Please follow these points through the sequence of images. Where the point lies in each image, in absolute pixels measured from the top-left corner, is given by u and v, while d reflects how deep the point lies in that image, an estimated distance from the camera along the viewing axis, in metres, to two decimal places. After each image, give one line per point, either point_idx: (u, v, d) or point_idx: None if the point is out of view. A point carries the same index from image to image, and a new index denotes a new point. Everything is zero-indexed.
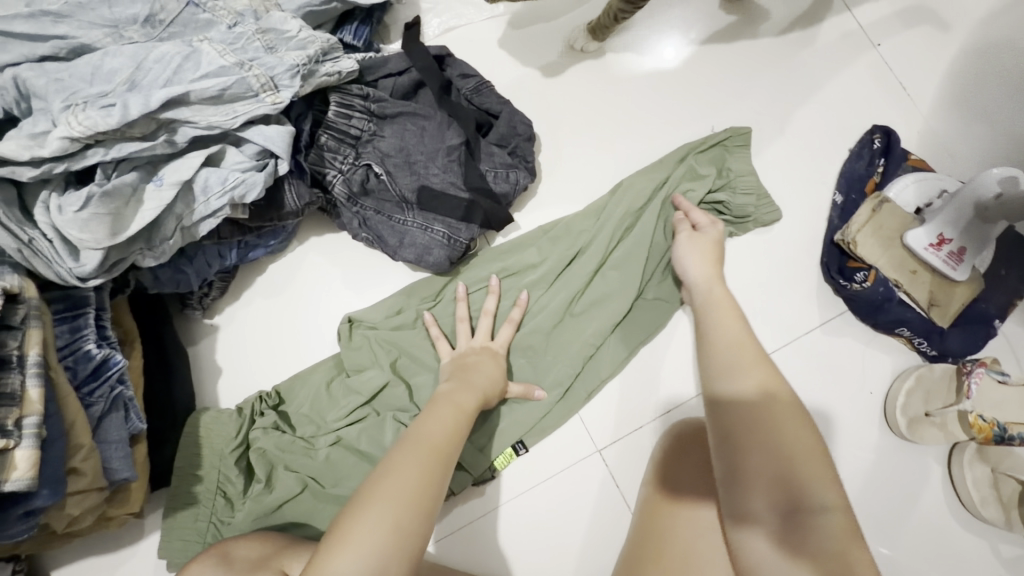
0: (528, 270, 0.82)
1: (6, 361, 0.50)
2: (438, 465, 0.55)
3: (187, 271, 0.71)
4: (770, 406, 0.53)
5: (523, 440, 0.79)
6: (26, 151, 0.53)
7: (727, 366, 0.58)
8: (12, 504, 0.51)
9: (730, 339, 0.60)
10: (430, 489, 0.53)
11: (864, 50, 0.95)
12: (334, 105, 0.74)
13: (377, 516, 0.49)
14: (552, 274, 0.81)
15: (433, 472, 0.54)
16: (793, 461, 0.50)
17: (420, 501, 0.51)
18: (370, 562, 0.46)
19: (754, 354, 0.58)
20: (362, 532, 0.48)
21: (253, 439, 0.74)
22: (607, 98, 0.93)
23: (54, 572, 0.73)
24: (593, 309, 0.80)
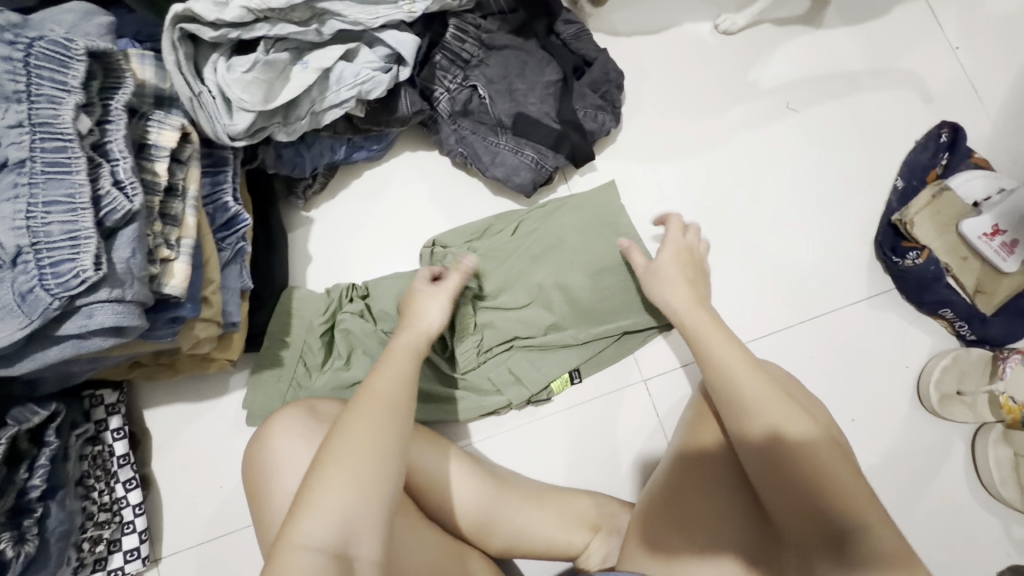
0: (585, 223, 0.87)
1: (173, 189, 0.59)
2: (385, 417, 0.53)
3: (305, 156, 0.79)
4: (807, 448, 0.55)
5: (579, 369, 0.86)
6: (212, 13, 0.61)
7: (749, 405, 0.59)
8: (161, 309, 0.59)
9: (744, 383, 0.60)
10: (383, 445, 0.52)
11: (943, 51, 1.01)
12: (451, 29, 0.81)
13: (340, 479, 0.49)
14: (596, 233, 0.87)
15: (380, 425, 0.53)
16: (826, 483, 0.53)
17: (377, 470, 0.50)
18: (333, 519, 0.47)
19: (766, 389, 0.59)
20: (327, 494, 0.48)
21: (339, 319, 0.82)
22: (695, 64, 0.99)
23: (151, 407, 0.83)
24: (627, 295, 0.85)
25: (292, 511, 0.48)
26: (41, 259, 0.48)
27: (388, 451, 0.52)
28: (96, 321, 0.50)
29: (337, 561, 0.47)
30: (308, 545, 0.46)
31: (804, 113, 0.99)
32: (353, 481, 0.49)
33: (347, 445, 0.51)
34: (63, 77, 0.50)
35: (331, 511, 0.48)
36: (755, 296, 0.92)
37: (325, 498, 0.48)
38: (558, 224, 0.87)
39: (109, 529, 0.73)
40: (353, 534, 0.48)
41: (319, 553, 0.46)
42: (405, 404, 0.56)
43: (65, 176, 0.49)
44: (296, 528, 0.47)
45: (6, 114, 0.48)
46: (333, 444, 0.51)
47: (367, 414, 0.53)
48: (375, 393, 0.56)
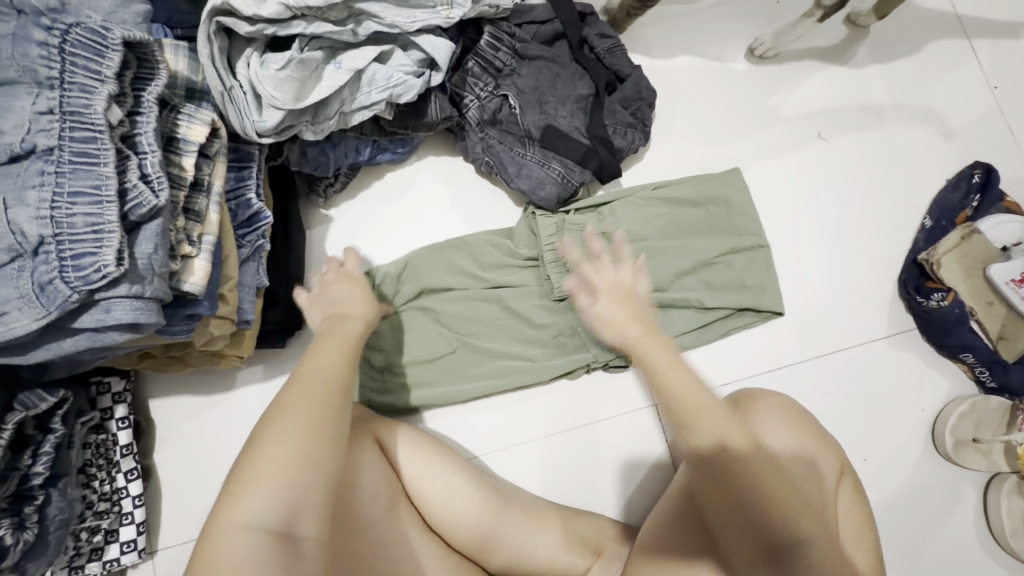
0: (692, 219, 0.88)
1: (198, 184, 0.58)
2: (331, 401, 0.53)
3: (329, 156, 0.78)
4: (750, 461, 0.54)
5: None
6: (251, 8, 0.60)
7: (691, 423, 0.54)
8: (178, 305, 0.58)
9: (685, 392, 0.53)
10: (324, 424, 0.50)
11: (981, 91, 1.01)
12: (486, 36, 0.80)
13: (278, 455, 0.48)
14: (707, 225, 0.88)
15: (329, 405, 0.52)
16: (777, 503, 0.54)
17: (316, 449, 0.49)
18: (277, 500, 0.46)
19: (712, 408, 0.54)
20: (266, 471, 0.47)
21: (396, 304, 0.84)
22: (729, 86, 0.98)
23: (156, 397, 0.82)
24: (732, 291, 0.86)
25: (228, 490, 0.47)
26: (63, 251, 0.47)
27: (329, 430, 0.51)
28: (113, 316, 0.49)
29: (280, 542, 0.46)
30: (251, 526, 0.45)
31: (834, 142, 0.97)
32: (291, 461, 0.48)
33: (288, 424, 0.49)
34: (97, 65, 0.49)
35: (271, 490, 0.46)
36: (771, 325, 0.90)
37: (261, 477, 0.47)
38: (672, 210, 0.88)
39: (108, 519, 0.72)
40: (298, 516, 0.47)
41: (260, 534, 0.45)
42: (342, 380, 0.55)
43: (92, 167, 0.48)
44: (234, 510, 0.45)
45: (37, 100, 0.48)
46: (275, 419, 0.49)
47: (307, 392, 0.52)
48: (312, 371, 0.54)
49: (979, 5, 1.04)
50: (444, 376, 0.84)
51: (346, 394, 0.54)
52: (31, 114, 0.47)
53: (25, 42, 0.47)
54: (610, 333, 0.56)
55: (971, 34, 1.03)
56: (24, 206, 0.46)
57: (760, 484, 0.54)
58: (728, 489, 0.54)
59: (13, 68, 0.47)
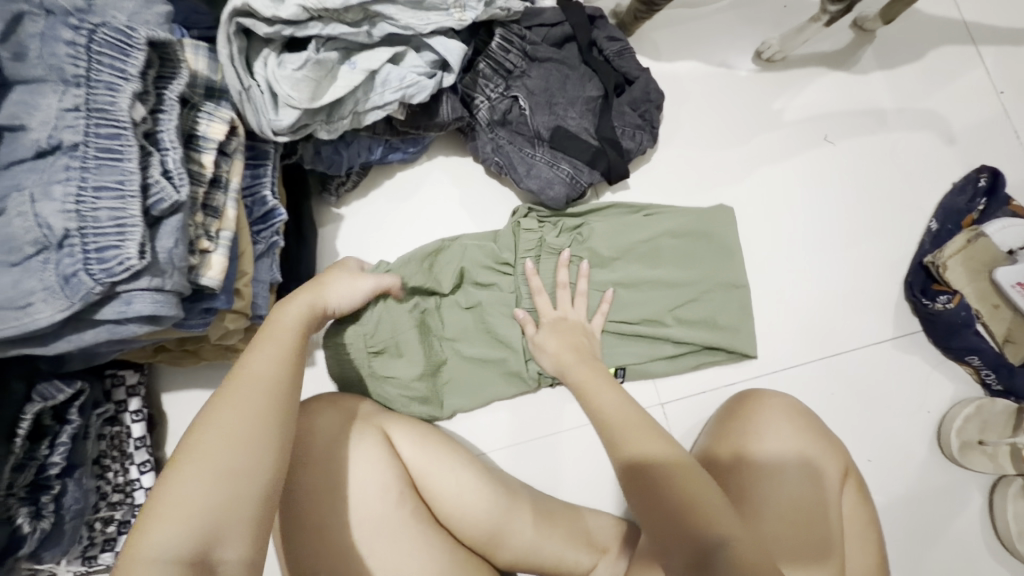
0: (677, 251, 0.88)
1: (216, 180, 0.60)
2: (267, 407, 0.51)
3: (343, 155, 0.79)
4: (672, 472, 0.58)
5: (623, 372, 0.85)
6: (270, 9, 0.61)
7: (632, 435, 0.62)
8: (195, 299, 0.59)
9: (610, 411, 0.66)
10: (244, 439, 0.48)
11: (987, 95, 1.01)
12: (497, 38, 0.81)
13: (196, 476, 0.45)
14: (690, 256, 0.87)
15: (263, 412, 0.51)
16: (700, 514, 0.55)
17: (239, 462, 0.47)
18: (195, 521, 0.44)
19: (638, 422, 0.64)
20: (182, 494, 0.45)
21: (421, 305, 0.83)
22: (735, 89, 0.99)
23: (169, 391, 0.83)
24: (703, 325, 0.86)
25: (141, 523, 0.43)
26: (87, 244, 0.48)
27: (254, 443, 0.49)
28: (134, 308, 0.51)
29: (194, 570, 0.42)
30: (159, 560, 0.42)
31: (840, 146, 0.98)
32: (210, 480, 0.45)
33: (213, 435, 0.48)
34: (122, 64, 0.50)
35: (187, 515, 0.44)
36: (776, 326, 0.91)
37: (177, 501, 0.44)
38: (657, 236, 0.88)
39: (120, 510, 0.73)
40: (218, 536, 0.44)
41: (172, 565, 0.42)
42: (275, 389, 0.53)
43: (116, 163, 0.49)
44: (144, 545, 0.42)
45: (64, 97, 0.49)
46: (199, 432, 0.48)
47: (239, 399, 0.51)
48: (242, 383, 0.52)
49: (986, 12, 1.05)
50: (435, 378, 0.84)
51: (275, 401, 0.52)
52: (57, 110, 0.49)
53: (54, 41, 0.49)
54: (547, 360, 0.78)
55: (978, 41, 1.03)
56: (50, 200, 0.48)
57: (679, 488, 0.57)
58: (649, 500, 0.57)
59: (41, 67, 0.49)
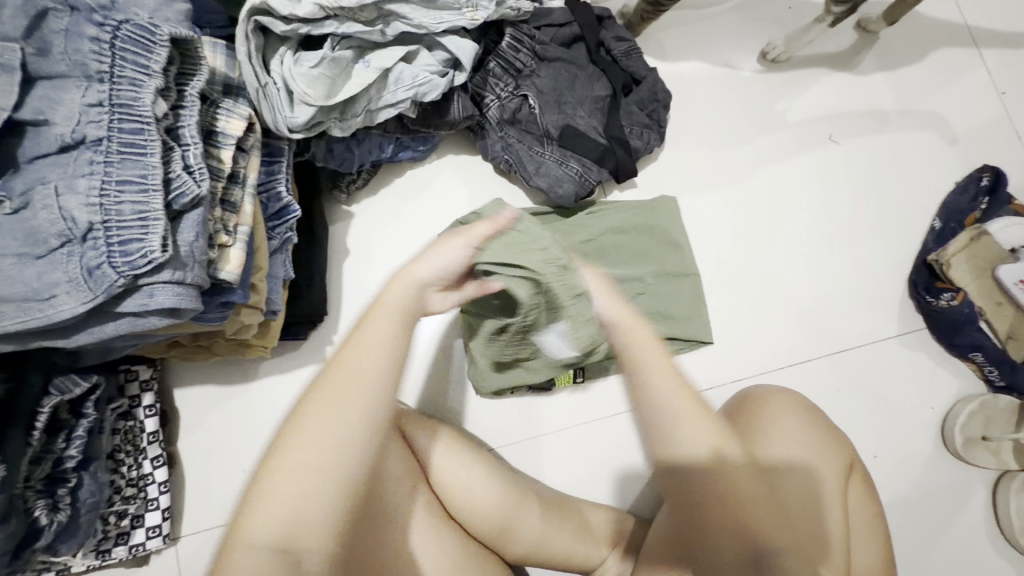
0: (630, 247, 0.89)
1: (234, 176, 0.60)
2: (358, 411, 0.45)
3: (354, 152, 0.80)
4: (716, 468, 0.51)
5: (584, 369, 0.87)
6: (287, 7, 0.62)
7: (671, 420, 0.54)
8: (213, 294, 0.60)
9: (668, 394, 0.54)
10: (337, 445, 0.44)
11: (989, 96, 1.03)
12: (507, 38, 0.82)
13: (286, 481, 0.43)
14: (639, 252, 0.89)
15: (356, 420, 0.45)
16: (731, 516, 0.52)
17: (323, 473, 0.43)
18: (283, 522, 0.43)
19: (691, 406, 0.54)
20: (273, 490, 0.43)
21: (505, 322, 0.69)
22: (741, 90, 1.00)
23: (180, 387, 0.84)
24: (655, 321, 0.87)
25: (246, 501, 0.44)
26: (110, 237, 0.49)
27: (347, 449, 0.44)
28: (156, 301, 0.51)
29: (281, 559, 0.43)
30: (254, 545, 0.42)
31: (845, 145, 0.99)
32: (301, 481, 0.43)
33: (303, 438, 0.44)
34: (145, 60, 0.51)
35: (278, 511, 0.43)
36: (782, 323, 0.92)
37: (271, 495, 0.43)
38: (603, 232, 0.89)
39: (134, 504, 0.74)
40: (300, 537, 0.43)
41: (262, 552, 0.42)
42: (376, 389, 0.46)
43: (139, 157, 0.50)
44: (242, 527, 0.43)
45: (87, 92, 0.50)
46: (293, 430, 0.44)
47: (330, 399, 0.45)
48: (337, 376, 0.46)
49: (988, 15, 1.06)
50: (409, 382, 0.86)
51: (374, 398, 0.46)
52: (80, 105, 0.49)
53: (78, 37, 0.50)
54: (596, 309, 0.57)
55: (980, 43, 1.05)
56: (74, 193, 0.48)
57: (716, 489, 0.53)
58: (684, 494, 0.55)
59: (64, 62, 0.49)
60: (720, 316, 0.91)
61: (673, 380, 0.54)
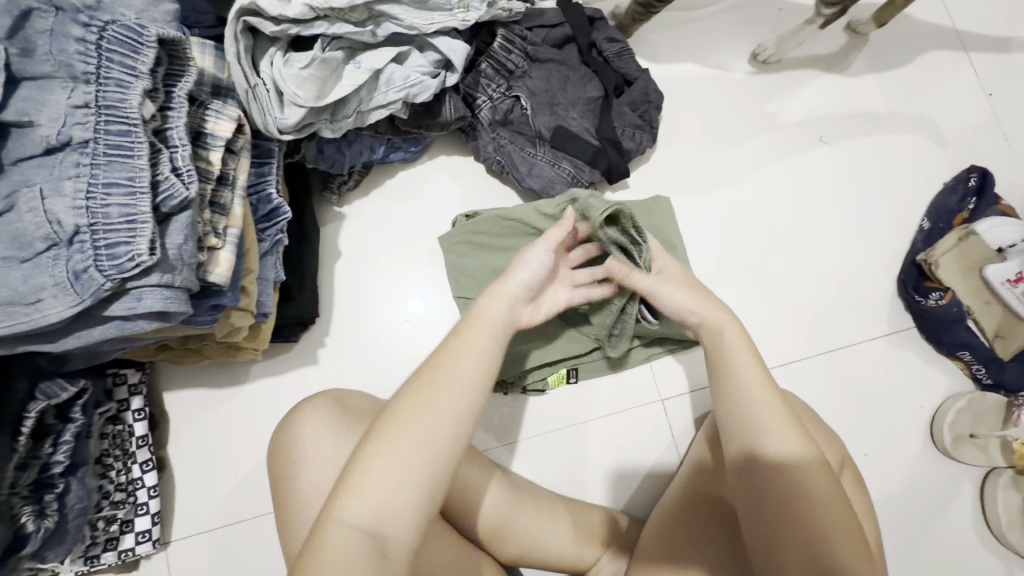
0: None
1: (224, 178, 0.60)
2: (461, 406, 0.48)
3: (345, 153, 0.79)
4: (797, 469, 0.54)
5: (577, 369, 0.87)
6: (277, 8, 0.62)
7: (760, 424, 0.56)
8: (203, 296, 0.59)
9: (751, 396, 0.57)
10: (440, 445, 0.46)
11: (977, 98, 1.04)
12: (499, 38, 0.82)
13: (388, 465, 0.45)
14: None
15: (459, 414, 0.48)
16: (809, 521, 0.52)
17: (426, 462, 0.46)
18: (382, 505, 0.44)
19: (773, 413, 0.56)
20: (377, 476, 0.45)
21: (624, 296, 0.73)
22: (733, 91, 1.01)
23: (169, 390, 0.83)
24: None
25: (342, 483, 0.45)
26: (97, 240, 0.48)
27: (449, 449, 0.47)
28: (144, 304, 0.51)
29: (372, 547, 0.44)
30: (348, 524, 0.44)
31: (835, 146, 1.00)
32: (405, 471, 0.45)
33: (405, 427, 0.46)
34: (132, 61, 0.51)
35: (381, 496, 0.45)
36: (773, 323, 0.92)
37: (374, 480, 0.45)
38: None
39: (123, 509, 0.73)
40: (392, 526, 0.45)
41: (356, 533, 0.44)
42: (480, 393, 0.50)
43: (126, 159, 0.49)
44: (339, 506, 0.44)
45: (73, 93, 0.49)
46: (396, 420, 0.47)
47: (437, 392, 0.48)
48: (442, 372, 0.49)
49: (975, 18, 1.07)
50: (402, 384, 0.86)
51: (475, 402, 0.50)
52: (66, 107, 0.49)
53: (63, 38, 0.49)
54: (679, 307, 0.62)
55: (969, 47, 1.06)
56: (60, 196, 0.48)
57: (790, 489, 0.53)
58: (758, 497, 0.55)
59: (49, 63, 0.49)
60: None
61: (763, 383, 0.57)
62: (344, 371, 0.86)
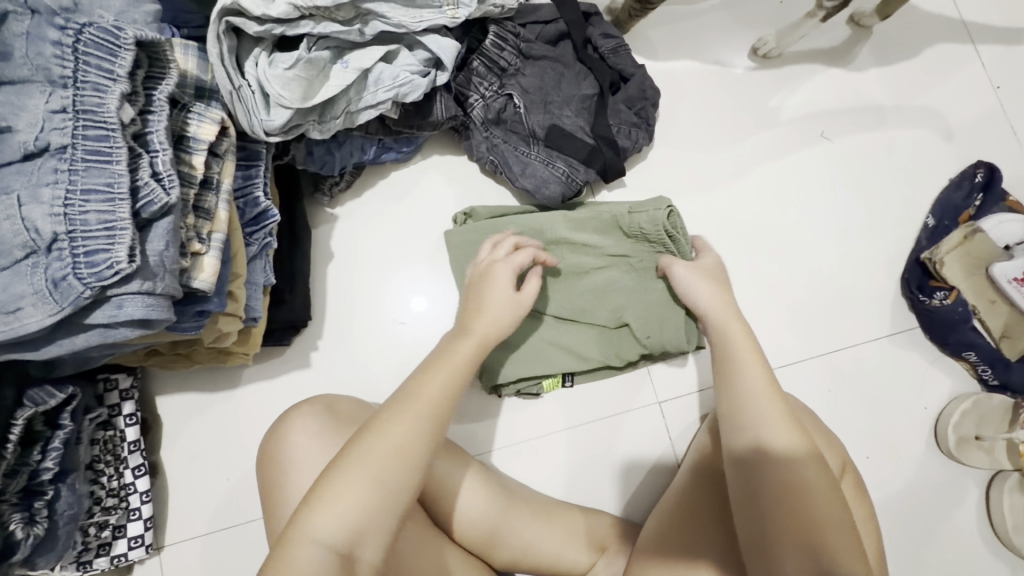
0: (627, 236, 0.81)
1: (208, 182, 0.59)
2: (420, 426, 0.52)
3: (335, 155, 0.78)
4: (796, 469, 0.54)
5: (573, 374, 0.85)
6: (260, 7, 0.61)
7: (755, 418, 0.58)
8: (188, 302, 0.58)
9: (754, 393, 0.59)
10: (404, 464, 0.50)
11: (984, 91, 1.01)
12: (491, 36, 0.81)
13: (353, 483, 0.48)
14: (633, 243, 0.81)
15: (419, 433, 0.52)
16: (808, 521, 0.51)
17: (388, 477, 0.49)
18: (347, 520, 0.47)
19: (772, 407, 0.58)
20: (344, 495, 0.48)
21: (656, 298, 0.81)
22: (731, 87, 0.99)
23: (161, 395, 0.83)
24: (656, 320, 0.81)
25: (307, 502, 0.48)
26: (76, 248, 0.47)
27: (409, 462, 0.50)
28: (125, 312, 0.50)
29: (339, 560, 0.47)
30: (316, 541, 0.46)
31: (838, 142, 0.98)
32: (368, 485, 0.48)
33: (371, 446, 0.50)
34: (110, 65, 0.50)
35: (348, 513, 0.47)
36: (772, 324, 0.91)
37: (339, 496, 0.48)
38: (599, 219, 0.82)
39: (115, 515, 0.73)
40: (359, 538, 0.48)
41: (325, 551, 0.46)
42: (438, 412, 0.55)
43: (104, 165, 0.48)
44: (307, 525, 0.47)
45: (51, 98, 0.48)
46: (360, 441, 0.50)
47: (399, 413, 0.53)
48: (408, 396, 0.54)
49: (983, 9, 1.04)
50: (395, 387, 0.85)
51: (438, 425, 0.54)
52: (44, 112, 0.48)
53: (39, 41, 0.48)
54: (704, 297, 0.70)
55: (976, 38, 1.03)
56: (37, 203, 0.47)
57: (781, 495, 0.53)
58: (753, 500, 0.54)
59: (27, 67, 0.48)
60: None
61: (765, 382, 0.60)
62: (337, 375, 0.85)
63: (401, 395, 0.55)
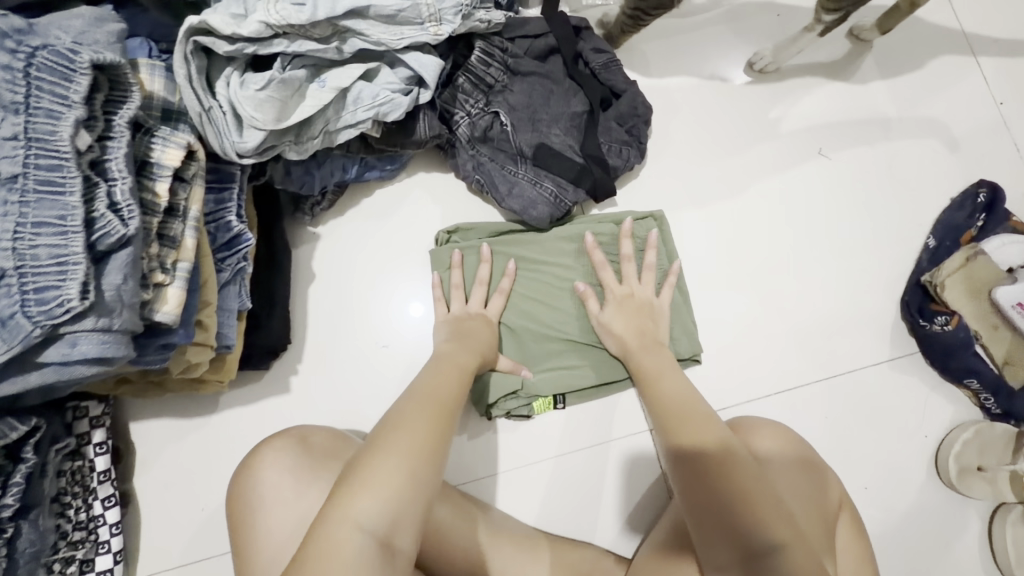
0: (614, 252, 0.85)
1: (173, 209, 0.56)
2: (446, 417, 0.55)
3: (315, 175, 0.75)
4: (736, 459, 0.61)
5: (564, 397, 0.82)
6: (230, 26, 0.59)
7: (675, 422, 0.68)
8: (151, 335, 0.56)
9: (671, 399, 0.71)
10: (441, 448, 0.52)
11: (988, 107, 0.98)
12: (477, 51, 0.78)
13: (392, 463, 0.48)
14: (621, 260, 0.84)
15: (445, 422, 0.54)
16: (753, 506, 0.57)
17: (431, 459, 0.50)
18: (386, 504, 0.46)
19: (693, 413, 0.68)
20: (385, 475, 0.48)
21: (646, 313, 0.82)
22: (728, 102, 0.96)
23: (135, 421, 0.80)
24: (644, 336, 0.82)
25: (345, 487, 0.47)
26: (25, 284, 0.45)
27: (441, 449, 0.52)
28: (79, 350, 0.47)
29: (380, 548, 0.46)
30: (361, 528, 0.45)
31: (836, 159, 0.95)
32: (406, 466, 0.48)
33: (407, 430, 0.51)
34: (64, 90, 0.47)
35: (389, 499, 0.47)
36: (767, 349, 0.88)
37: (380, 476, 0.47)
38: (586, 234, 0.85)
39: (82, 548, 0.70)
40: (400, 527, 0.47)
41: (369, 539, 0.45)
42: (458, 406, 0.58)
43: (57, 196, 0.46)
44: (351, 508, 0.46)
45: (1, 125, 0.46)
46: (394, 428, 0.51)
47: (427, 407, 0.55)
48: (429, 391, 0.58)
49: (986, 22, 1.02)
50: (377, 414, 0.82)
51: (456, 417, 0.56)
52: None
53: None
54: (611, 339, 0.79)
55: (978, 52, 1.00)
56: None
57: (734, 486, 0.58)
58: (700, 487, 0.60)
59: None
60: (705, 339, 0.87)
61: (679, 391, 0.72)
62: (317, 401, 0.82)
63: (422, 392, 0.58)
